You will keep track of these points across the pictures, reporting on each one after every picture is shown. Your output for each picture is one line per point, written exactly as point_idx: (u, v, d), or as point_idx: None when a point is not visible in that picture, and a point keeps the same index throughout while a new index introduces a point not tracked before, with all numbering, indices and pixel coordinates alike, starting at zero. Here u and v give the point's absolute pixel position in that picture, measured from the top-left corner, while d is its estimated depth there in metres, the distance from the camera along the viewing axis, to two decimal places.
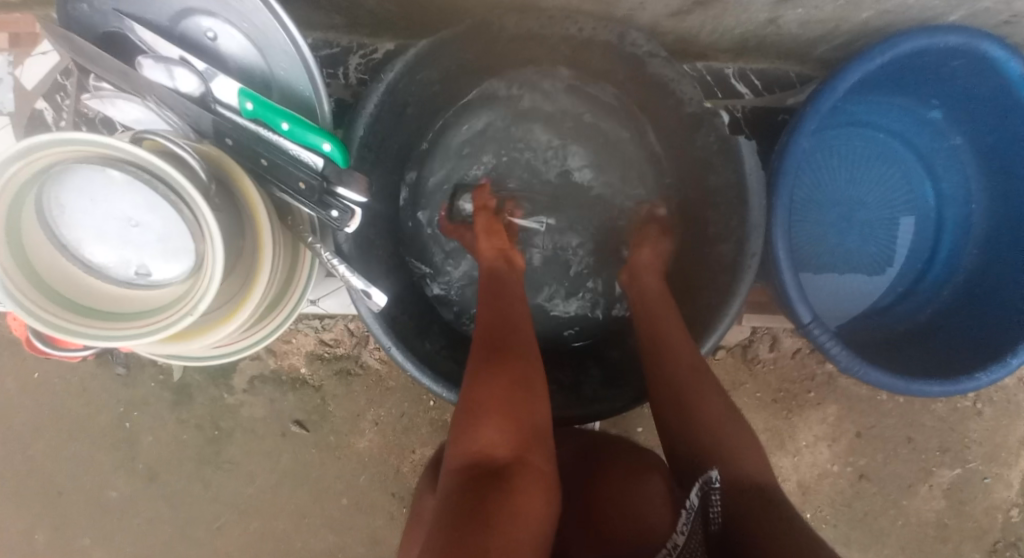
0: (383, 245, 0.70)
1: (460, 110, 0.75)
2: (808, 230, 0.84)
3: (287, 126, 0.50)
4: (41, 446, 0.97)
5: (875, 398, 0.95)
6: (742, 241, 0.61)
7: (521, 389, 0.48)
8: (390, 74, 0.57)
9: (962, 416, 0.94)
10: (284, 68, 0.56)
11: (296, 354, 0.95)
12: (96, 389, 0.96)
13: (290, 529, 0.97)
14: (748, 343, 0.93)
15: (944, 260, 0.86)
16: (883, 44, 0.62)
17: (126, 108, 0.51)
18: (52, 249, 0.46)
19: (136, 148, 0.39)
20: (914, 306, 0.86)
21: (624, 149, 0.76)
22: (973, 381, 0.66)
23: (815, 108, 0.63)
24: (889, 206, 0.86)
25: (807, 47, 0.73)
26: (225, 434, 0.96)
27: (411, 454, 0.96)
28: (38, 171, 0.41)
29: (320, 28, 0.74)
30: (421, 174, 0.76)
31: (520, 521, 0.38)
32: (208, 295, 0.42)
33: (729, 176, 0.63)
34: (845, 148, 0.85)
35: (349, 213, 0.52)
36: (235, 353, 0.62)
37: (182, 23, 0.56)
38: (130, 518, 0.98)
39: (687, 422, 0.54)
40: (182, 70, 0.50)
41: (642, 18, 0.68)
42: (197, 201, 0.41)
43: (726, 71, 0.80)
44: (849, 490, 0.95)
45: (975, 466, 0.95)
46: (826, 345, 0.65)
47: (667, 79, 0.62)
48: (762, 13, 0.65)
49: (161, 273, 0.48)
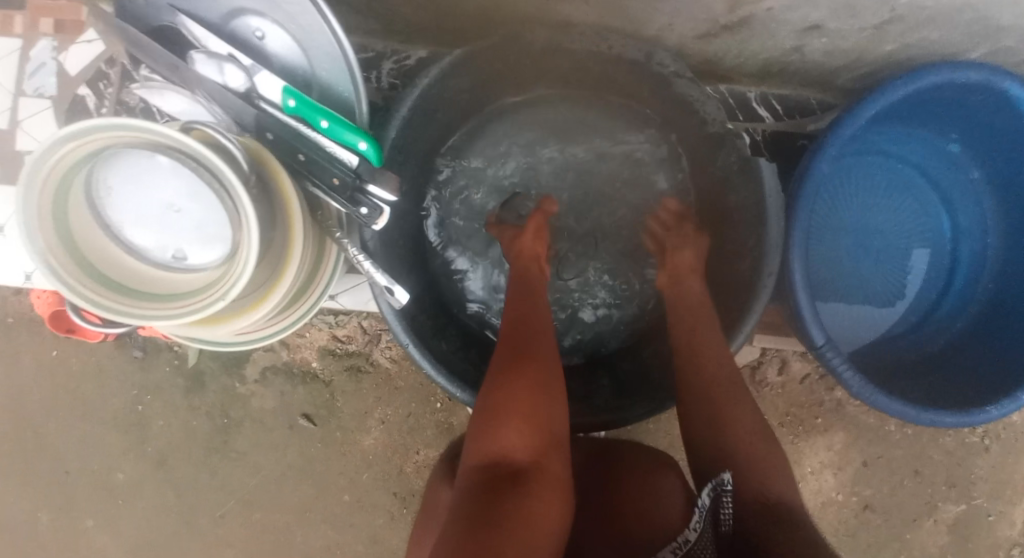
0: (409, 267, 0.71)
1: (465, 132, 0.76)
2: (825, 255, 0.85)
3: (326, 124, 0.52)
4: (55, 424, 0.99)
5: (883, 427, 0.95)
6: (759, 259, 0.62)
7: (542, 394, 0.49)
8: (426, 78, 0.59)
9: (970, 450, 0.94)
10: (326, 69, 0.59)
11: (309, 348, 0.96)
12: (112, 371, 0.98)
13: (292, 523, 0.98)
14: (757, 364, 0.93)
15: (960, 289, 0.86)
16: (906, 77, 0.63)
17: (174, 99, 0.54)
18: (96, 228, 0.48)
19: (184, 138, 0.40)
20: (930, 335, 0.86)
21: (645, 165, 0.77)
22: (984, 413, 0.66)
23: (836, 136, 0.64)
24: (904, 236, 0.87)
25: (829, 76, 0.75)
26: (234, 423, 0.97)
27: (416, 455, 0.96)
28: (91, 152, 0.43)
29: (358, 32, 0.77)
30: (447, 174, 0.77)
31: (536, 522, 0.40)
32: (244, 279, 0.44)
33: (747, 197, 0.64)
34: (864, 176, 0.86)
35: (377, 211, 0.54)
36: (255, 341, 0.63)
37: (232, 23, 0.59)
38: (133, 502, 0.99)
39: (715, 427, 0.55)
40: (230, 67, 0.52)
41: (670, 39, 0.70)
42: (239, 191, 0.43)
43: (749, 95, 0.81)
44: (852, 520, 0.95)
45: (980, 503, 0.94)
46: (838, 368, 0.66)
47: (692, 99, 0.63)
48: (787, 41, 0.67)
49: (198, 257, 0.50)
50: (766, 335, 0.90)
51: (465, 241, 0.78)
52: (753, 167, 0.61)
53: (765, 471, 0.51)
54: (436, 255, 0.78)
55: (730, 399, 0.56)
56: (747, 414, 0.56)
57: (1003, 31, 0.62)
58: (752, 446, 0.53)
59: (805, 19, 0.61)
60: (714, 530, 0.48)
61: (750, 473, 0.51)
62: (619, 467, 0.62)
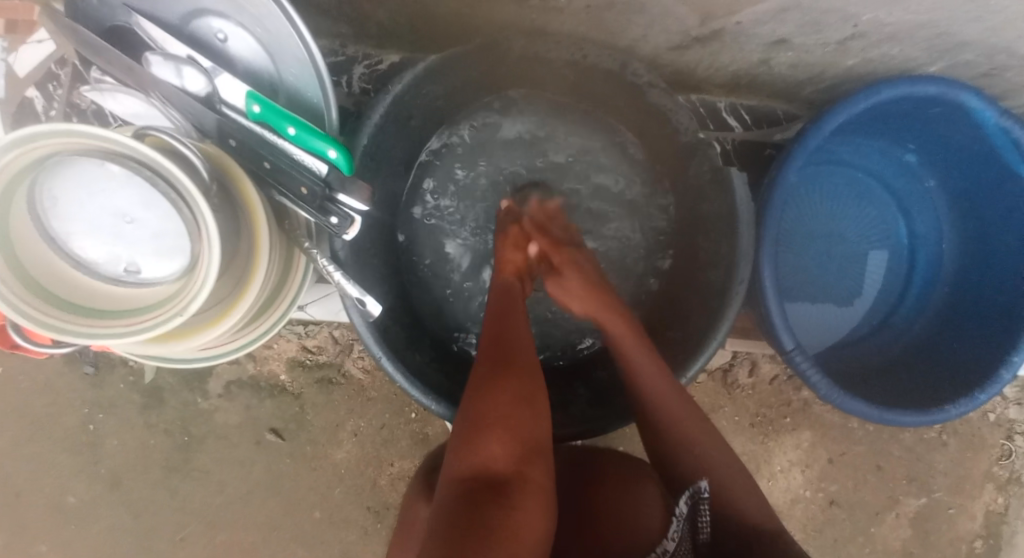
0: (382, 277, 0.70)
1: (425, 157, 0.76)
2: (793, 260, 0.87)
3: (293, 130, 0.50)
4: (1, 445, 0.93)
5: (847, 425, 0.97)
6: (731, 268, 0.62)
7: (523, 404, 0.48)
8: (399, 85, 0.57)
9: (929, 446, 0.97)
10: (293, 74, 0.57)
11: (277, 361, 0.93)
12: (63, 388, 0.92)
13: (259, 541, 0.94)
14: (728, 367, 0.95)
15: (917, 292, 0.89)
16: (866, 90, 0.65)
17: (126, 101, 0.52)
18: (39, 241, 0.45)
19: (138, 144, 0.38)
20: (888, 337, 0.89)
21: (618, 172, 0.78)
22: (943, 413, 0.69)
23: (802, 146, 0.66)
24: (865, 241, 0.90)
25: (795, 88, 0.77)
26: (196, 440, 0.93)
27: (390, 467, 0.94)
28: (33, 161, 0.40)
29: (327, 36, 0.75)
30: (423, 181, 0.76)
31: (518, 536, 0.39)
32: (203, 293, 0.42)
33: (719, 207, 0.64)
34: (828, 184, 0.89)
35: (348, 220, 0.53)
36: (218, 356, 0.60)
37: (191, 24, 0.56)
38: (86, 526, 0.94)
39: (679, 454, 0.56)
40: (189, 69, 0.50)
41: (644, 49, 0.70)
42: (198, 200, 0.41)
43: (719, 104, 0.83)
44: (819, 516, 0.97)
45: (940, 497, 0.97)
46: (807, 372, 0.67)
47: (665, 109, 0.64)
48: (756, 53, 0.68)
49: (152, 271, 0.47)
50: (736, 339, 0.92)
51: (441, 250, 0.77)
52: (725, 177, 0.62)
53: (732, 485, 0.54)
54: (415, 285, 0.76)
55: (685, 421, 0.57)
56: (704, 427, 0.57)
57: (959, 47, 0.64)
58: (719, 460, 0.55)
59: (773, 33, 0.62)
60: (694, 537, 0.51)
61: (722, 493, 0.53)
62: (597, 476, 0.61)
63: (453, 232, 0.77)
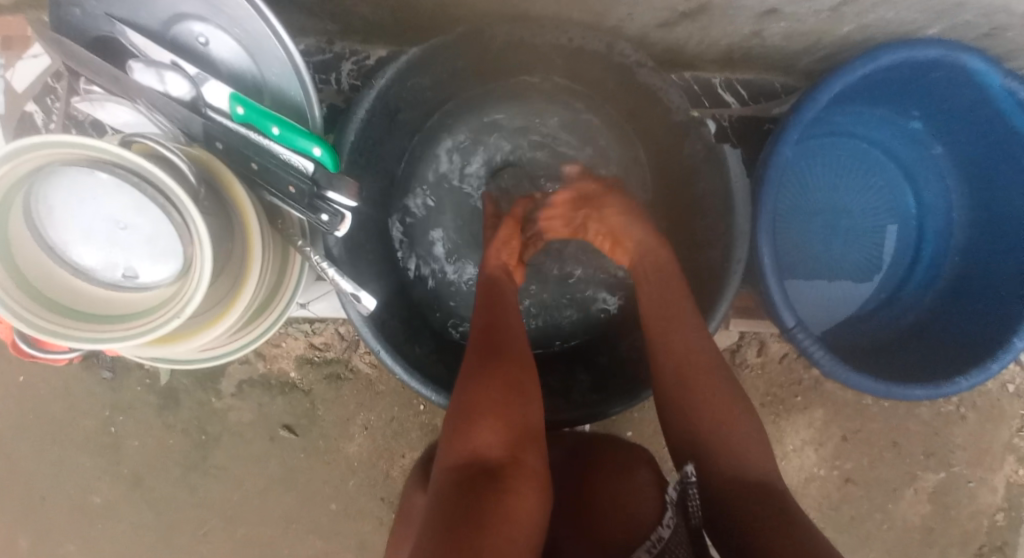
0: (377, 269, 0.70)
1: (421, 145, 0.76)
2: (794, 235, 0.86)
3: (278, 130, 0.51)
4: (26, 450, 0.96)
5: (861, 402, 0.96)
6: (729, 247, 0.61)
7: (514, 391, 0.48)
8: (383, 79, 0.57)
9: (946, 420, 0.96)
10: (275, 74, 0.57)
11: (285, 358, 0.95)
12: (80, 393, 0.95)
13: (278, 535, 0.96)
14: (736, 347, 0.94)
15: (926, 262, 0.87)
16: (863, 57, 0.63)
17: (117, 111, 0.53)
18: (39, 250, 0.46)
19: (126, 151, 0.39)
20: (898, 311, 0.88)
21: (614, 155, 0.77)
22: (953, 385, 0.67)
23: (797, 118, 0.64)
24: (871, 214, 0.88)
25: (791, 59, 0.75)
26: (212, 439, 0.95)
27: (401, 458, 0.95)
28: (26, 172, 0.41)
29: (314, 33, 0.75)
30: (419, 162, 0.76)
31: (512, 521, 0.39)
32: (197, 295, 0.42)
33: (715, 185, 0.63)
34: (828, 156, 0.87)
35: (338, 217, 0.53)
36: (222, 355, 0.62)
37: (173, 29, 0.57)
38: (113, 525, 0.97)
39: (689, 414, 0.53)
40: (172, 74, 0.51)
41: (632, 28, 0.69)
42: (186, 204, 0.41)
43: (713, 81, 0.81)
44: (835, 494, 0.97)
45: (959, 471, 0.96)
46: (810, 349, 0.66)
47: (655, 88, 0.62)
48: (747, 26, 0.66)
49: (149, 275, 0.48)
50: (742, 320, 0.91)
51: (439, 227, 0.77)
52: (720, 155, 0.61)
53: (754, 458, 0.50)
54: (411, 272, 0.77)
55: (707, 382, 0.53)
56: (728, 393, 0.53)
57: (957, 6, 0.61)
58: (737, 429, 0.52)
59: (762, 4, 0.60)
60: (686, 524, 0.49)
61: (736, 465, 0.50)
62: (598, 462, 0.62)
63: (448, 207, 0.77)
